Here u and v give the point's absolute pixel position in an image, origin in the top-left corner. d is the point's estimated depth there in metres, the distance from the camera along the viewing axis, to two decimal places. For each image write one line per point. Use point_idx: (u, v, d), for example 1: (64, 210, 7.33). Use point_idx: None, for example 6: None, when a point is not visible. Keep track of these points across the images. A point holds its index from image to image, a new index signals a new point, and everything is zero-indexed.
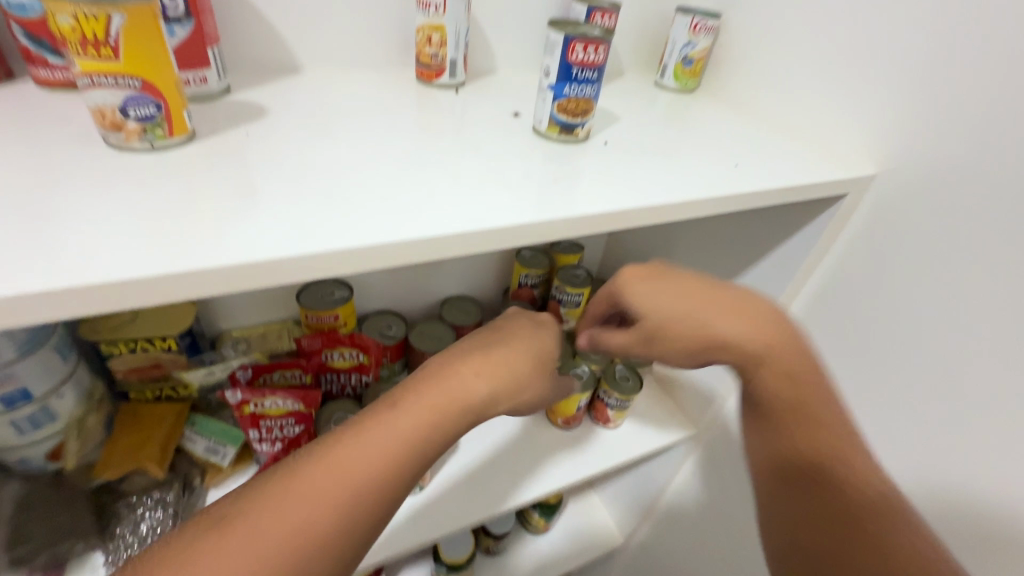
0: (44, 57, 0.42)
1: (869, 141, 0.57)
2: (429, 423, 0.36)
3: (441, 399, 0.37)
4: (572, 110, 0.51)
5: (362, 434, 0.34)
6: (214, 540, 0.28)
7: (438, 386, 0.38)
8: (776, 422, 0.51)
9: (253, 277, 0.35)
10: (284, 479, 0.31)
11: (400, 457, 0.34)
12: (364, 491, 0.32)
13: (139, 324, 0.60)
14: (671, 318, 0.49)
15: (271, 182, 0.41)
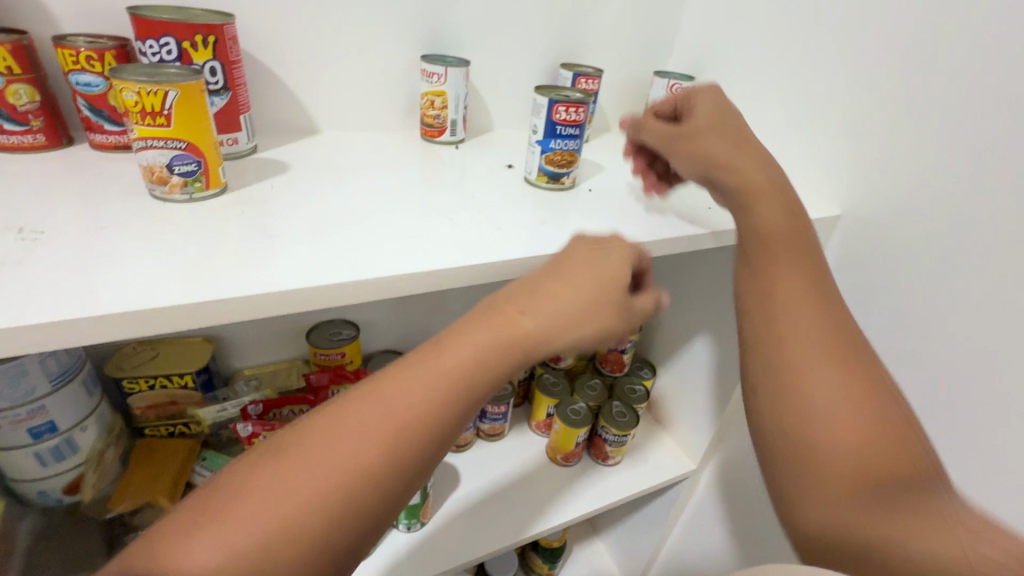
0: (102, 125, 0.49)
1: (832, 185, 0.63)
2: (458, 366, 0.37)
3: (491, 335, 0.37)
4: (559, 161, 0.57)
5: (406, 373, 0.36)
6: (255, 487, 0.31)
7: (488, 324, 0.38)
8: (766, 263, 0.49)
9: (273, 307, 0.40)
10: (330, 420, 0.34)
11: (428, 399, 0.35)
12: (387, 440, 0.33)
13: (160, 361, 0.64)
14: (714, 120, 0.54)
15: (291, 226, 0.46)
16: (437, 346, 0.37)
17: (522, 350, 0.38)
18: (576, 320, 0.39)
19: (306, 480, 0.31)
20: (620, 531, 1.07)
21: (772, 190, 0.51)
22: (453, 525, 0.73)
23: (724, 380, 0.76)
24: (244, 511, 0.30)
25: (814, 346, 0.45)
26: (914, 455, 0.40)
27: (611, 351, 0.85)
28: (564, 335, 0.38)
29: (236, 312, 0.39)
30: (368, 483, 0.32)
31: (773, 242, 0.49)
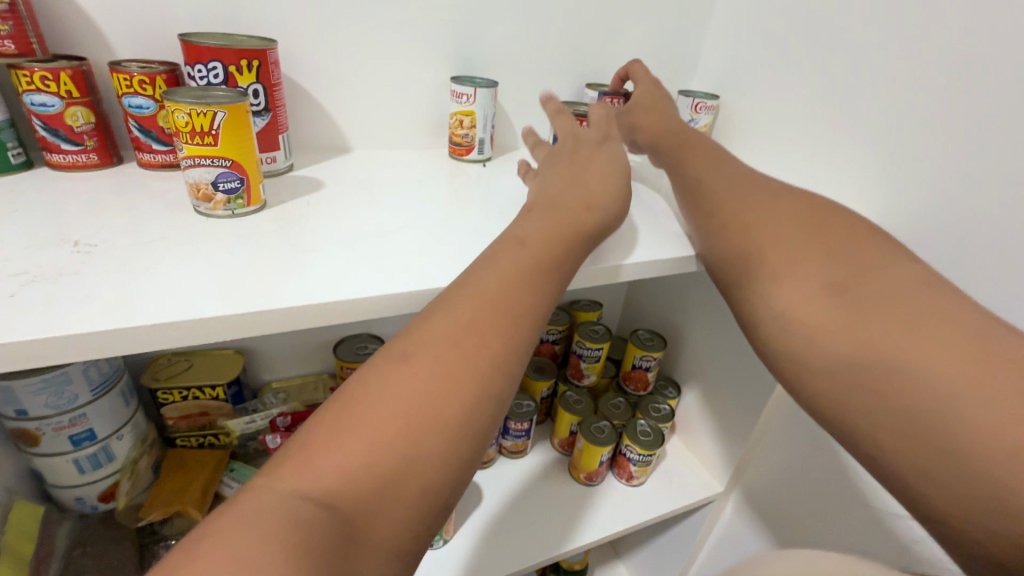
0: (150, 145, 0.52)
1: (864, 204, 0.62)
2: (506, 282, 0.37)
3: (545, 231, 0.42)
4: None
5: (477, 275, 0.37)
6: (336, 429, 0.29)
7: (535, 227, 0.42)
8: (713, 201, 0.52)
9: (310, 316, 0.41)
10: (392, 355, 0.32)
11: (486, 318, 0.34)
12: (467, 362, 0.32)
13: (193, 373, 0.66)
14: (648, 93, 0.63)
15: (326, 240, 0.48)
16: (502, 248, 0.40)
17: (579, 232, 0.44)
18: (607, 192, 0.48)
19: (407, 384, 0.31)
20: (643, 555, 1.04)
21: (686, 137, 0.58)
22: (475, 545, 0.72)
23: (752, 400, 0.74)
24: (350, 424, 0.29)
25: (776, 260, 0.46)
26: (949, 318, 0.38)
27: (634, 368, 0.84)
28: (594, 209, 0.46)
29: (275, 322, 0.40)
30: (471, 376, 0.32)
31: (709, 179, 0.54)
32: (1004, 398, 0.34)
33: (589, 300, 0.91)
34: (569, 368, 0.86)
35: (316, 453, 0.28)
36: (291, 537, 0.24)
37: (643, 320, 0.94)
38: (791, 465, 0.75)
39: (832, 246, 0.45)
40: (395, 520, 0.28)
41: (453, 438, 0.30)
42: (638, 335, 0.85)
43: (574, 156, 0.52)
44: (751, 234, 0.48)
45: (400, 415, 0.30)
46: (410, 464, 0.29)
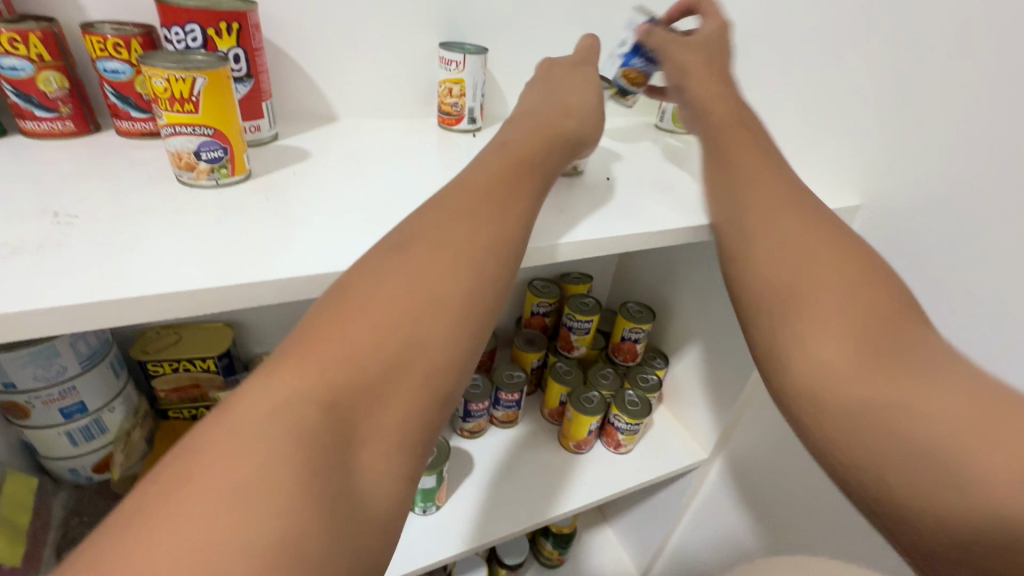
0: (129, 113, 0.50)
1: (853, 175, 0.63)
2: (477, 231, 0.37)
3: (508, 168, 0.43)
4: (632, 80, 0.62)
5: (456, 223, 0.37)
6: (308, 357, 0.28)
7: (497, 165, 0.43)
8: (738, 186, 0.51)
9: (298, 288, 0.40)
10: (367, 286, 0.33)
11: (461, 260, 0.35)
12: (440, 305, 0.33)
13: (183, 346, 0.65)
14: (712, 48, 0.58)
15: (313, 212, 0.47)
16: (468, 188, 0.41)
17: (550, 138, 0.48)
18: (582, 108, 0.52)
19: (380, 328, 0.31)
20: (630, 519, 1.08)
21: (731, 126, 0.54)
22: (466, 511, 0.74)
23: (738, 370, 0.76)
24: (338, 333, 0.30)
25: (780, 242, 0.47)
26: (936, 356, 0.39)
27: (624, 340, 0.85)
28: (569, 116, 0.51)
29: (265, 295, 0.40)
30: (453, 291, 0.34)
31: (742, 177, 0.51)
32: (989, 424, 0.34)
33: (579, 273, 0.91)
34: (559, 340, 0.87)
35: (286, 375, 0.27)
36: (295, 432, 0.25)
37: (632, 292, 0.95)
38: (775, 433, 0.78)
39: (850, 256, 0.45)
40: (393, 418, 0.29)
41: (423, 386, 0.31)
42: (628, 307, 0.86)
43: (534, 111, 0.51)
44: (771, 222, 0.48)
45: (371, 353, 0.30)
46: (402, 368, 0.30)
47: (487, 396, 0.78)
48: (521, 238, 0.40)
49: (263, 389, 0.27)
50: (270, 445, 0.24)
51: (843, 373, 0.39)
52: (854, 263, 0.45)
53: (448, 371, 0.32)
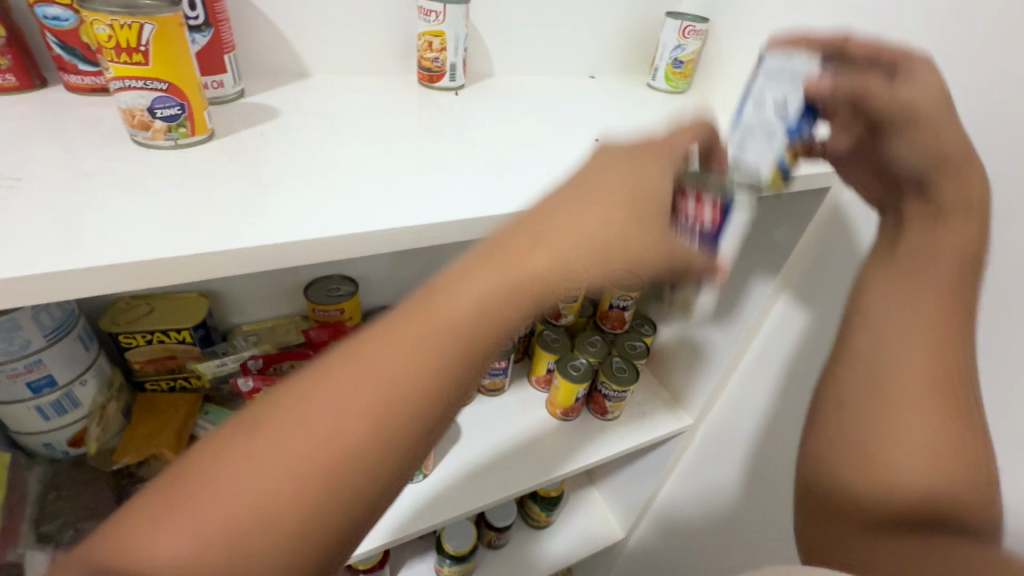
0: (75, 66, 0.46)
1: None
2: (422, 372, 0.31)
3: (494, 289, 0.33)
4: (792, 154, 0.46)
5: (396, 364, 0.31)
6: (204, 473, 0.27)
7: (484, 284, 0.32)
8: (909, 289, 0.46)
9: (267, 256, 0.38)
10: (284, 401, 0.30)
11: (389, 403, 0.30)
12: (354, 442, 0.29)
13: (156, 316, 0.63)
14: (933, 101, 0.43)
15: (284, 174, 0.44)
16: (423, 315, 0.32)
17: (585, 270, 0.33)
18: (652, 240, 0.35)
19: (280, 467, 0.28)
20: (617, 480, 1.10)
21: (964, 212, 0.45)
22: (455, 480, 0.75)
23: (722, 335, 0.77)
24: (227, 473, 0.27)
25: (898, 344, 0.45)
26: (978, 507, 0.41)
27: (612, 308, 0.85)
28: (640, 256, 0.35)
29: (232, 265, 0.37)
30: (355, 432, 0.29)
31: (915, 287, 0.46)
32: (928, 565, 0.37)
33: None
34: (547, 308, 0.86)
35: (188, 495, 0.27)
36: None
37: None
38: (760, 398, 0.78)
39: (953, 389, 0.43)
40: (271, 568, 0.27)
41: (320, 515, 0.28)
42: None
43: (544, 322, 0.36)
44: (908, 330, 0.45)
45: (266, 484, 0.27)
46: (279, 522, 0.27)
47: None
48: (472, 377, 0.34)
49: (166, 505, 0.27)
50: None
51: (917, 489, 0.41)
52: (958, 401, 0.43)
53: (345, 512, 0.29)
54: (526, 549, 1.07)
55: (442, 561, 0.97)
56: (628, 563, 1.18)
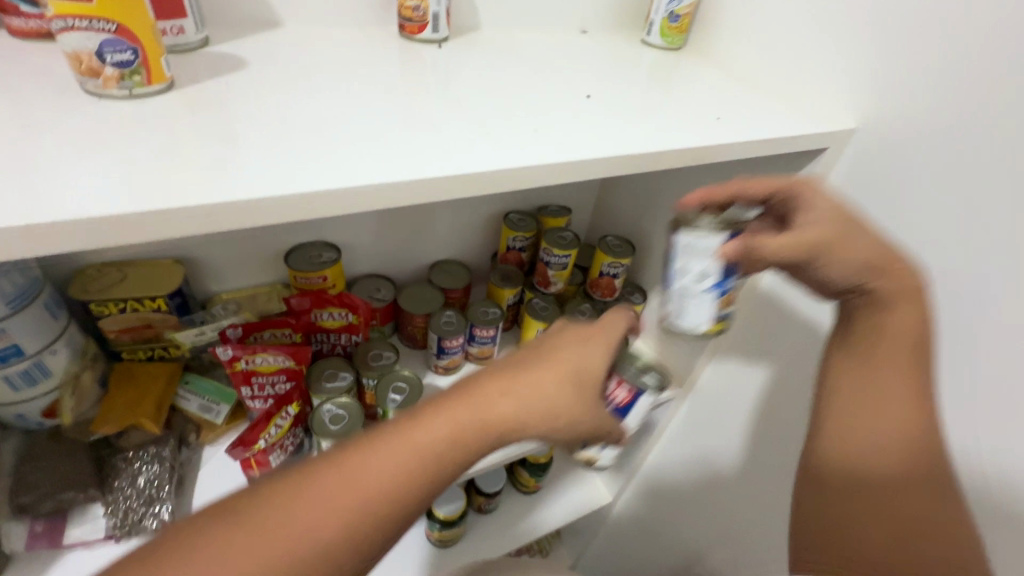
0: (17, 7, 0.42)
1: (848, 97, 0.58)
2: (412, 477, 0.35)
3: (440, 451, 0.36)
4: (726, 302, 0.51)
5: (394, 466, 0.34)
6: (189, 559, 0.29)
7: (432, 441, 0.36)
8: (864, 354, 0.50)
9: (233, 215, 0.36)
10: (294, 486, 0.33)
11: (388, 498, 0.34)
12: (345, 533, 0.32)
13: (129, 284, 0.60)
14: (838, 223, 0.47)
15: (252, 129, 0.41)
16: (413, 434, 0.36)
17: (546, 410, 0.40)
18: (591, 373, 0.43)
19: (274, 554, 0.30)
20: (604, 446, 1.12)
21: (909, 302, 0.48)
22: None
23: None
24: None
25: (862, 416, 0.49)
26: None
27: (601, 276, 0.83)
28: (574, 372, 0.42)
29: (193, 225, 0.35)
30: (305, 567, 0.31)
31: (879, 358, 0.49)
32: None
33: (558, 206, 0.87)
34: (536, 276, 0.84)
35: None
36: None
37: (613, 226, 0.91)
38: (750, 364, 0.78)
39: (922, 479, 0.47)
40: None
41: None
42: (607, 241, 0.83)
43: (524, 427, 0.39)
44: (868, 395, 0.50)
45: (256, 567, 0.30)
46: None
47: (461, 333, 0.76)
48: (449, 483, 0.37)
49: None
50: None
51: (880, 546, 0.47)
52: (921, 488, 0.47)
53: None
54: (514, 514, 1.09)
55: (431, 525, 0.98)
56: (615, 527, 1.20)
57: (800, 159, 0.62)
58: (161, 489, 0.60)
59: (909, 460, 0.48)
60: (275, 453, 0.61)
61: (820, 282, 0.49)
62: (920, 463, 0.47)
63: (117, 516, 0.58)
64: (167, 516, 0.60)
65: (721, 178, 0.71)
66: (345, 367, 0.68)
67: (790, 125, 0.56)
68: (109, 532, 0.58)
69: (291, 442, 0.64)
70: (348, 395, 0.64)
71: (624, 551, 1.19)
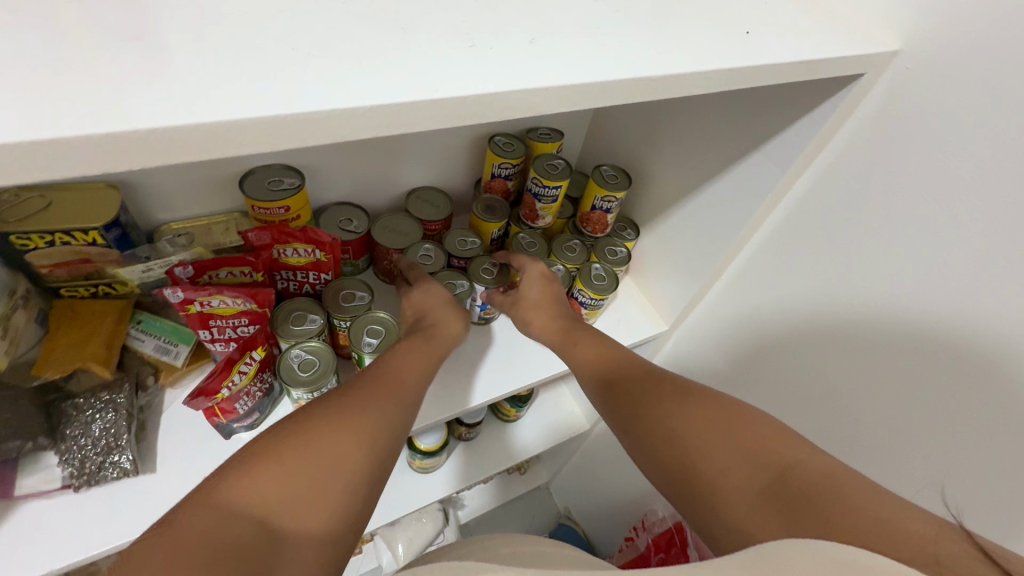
0: None
1: (897, 11, 0.49)
2: (415, 374, 0.54)
3: (419, 365, 0.56)
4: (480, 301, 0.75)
5: (398, 368, 0.53)
6: (309, 427, 0.43)
7: (412, 360, 0.56)
8: (565, 349, 0.64)
9: (151, 149, 0.28)
10: (351, 389, 0.49)
11: (408, 386, 0.52)
12: (396, 401, 0.49)
13: (55, 212, 0.51)
14: (539, 285, 0.70)
15: (170, 29, 0.32)
16: (409, 350, 0.57)
17: (453, 338, 0.64)
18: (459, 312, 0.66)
19: (360, 418, 0.45)
20: None
21: (576, 329, 0.65)
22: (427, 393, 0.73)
23: (714, 242, 0.71)
24: (280, 469, 0.39)
25: (609, 367, 0.58)
26: (746, 428, 0.46)
27: (593, 210, 0.77)
28: (456, 308, 0.66)
29: (104, 159, 0.28)
30: (369, 435, 0.44)
31: (579, 341, 0.63)
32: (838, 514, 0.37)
33: (548, 128, 0.78)
34: (523, 208, 0.78)
35: (309, 434, 0.42)
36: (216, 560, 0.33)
37: (608, 153, 0.83)
38: (738, 307, 0.75)
39: (660, 384, 0.53)
40: (318, 525, 0.39)
41: (384, 444, 0.45)
42: (601, 171, 0.76)
43: (435, 342, 0.61)
44: (595, 359, 0.60)
45: (359, 423, 0.45)
46: (326, 500, 0.40)
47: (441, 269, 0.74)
48: (429, 377, 0.56)
49: (290, 444, 0.41)
50: (290, 488, 0.39)
51: (717, 456, 0.45)
52: (650, 395, 0.52)
53: (366, 494, 0.43)
54: (494, 442, 1.12)
55: (412, 455, 0.99)
56: (589, 452, 1.25)
57: (828, 86, 0.54)
58: (119, 437, 0.56)
59: (637, 383, 0.54)
60: (241, 399, 0.58)
61: (526, 330, 0.70)
62: (634, 384, 0.54)
63: (74, 464, 0.55)
64: (129, 464, 0.57)
65: (735, 104, 0.63)
66: (313, 310, 0.62)
67: (825, 44, 0.48)
68: (67, 481, 0.55)
69: (258, 388, 0.59)
70: (317, 339, 0.60)
71: (598, 475, 1.24)
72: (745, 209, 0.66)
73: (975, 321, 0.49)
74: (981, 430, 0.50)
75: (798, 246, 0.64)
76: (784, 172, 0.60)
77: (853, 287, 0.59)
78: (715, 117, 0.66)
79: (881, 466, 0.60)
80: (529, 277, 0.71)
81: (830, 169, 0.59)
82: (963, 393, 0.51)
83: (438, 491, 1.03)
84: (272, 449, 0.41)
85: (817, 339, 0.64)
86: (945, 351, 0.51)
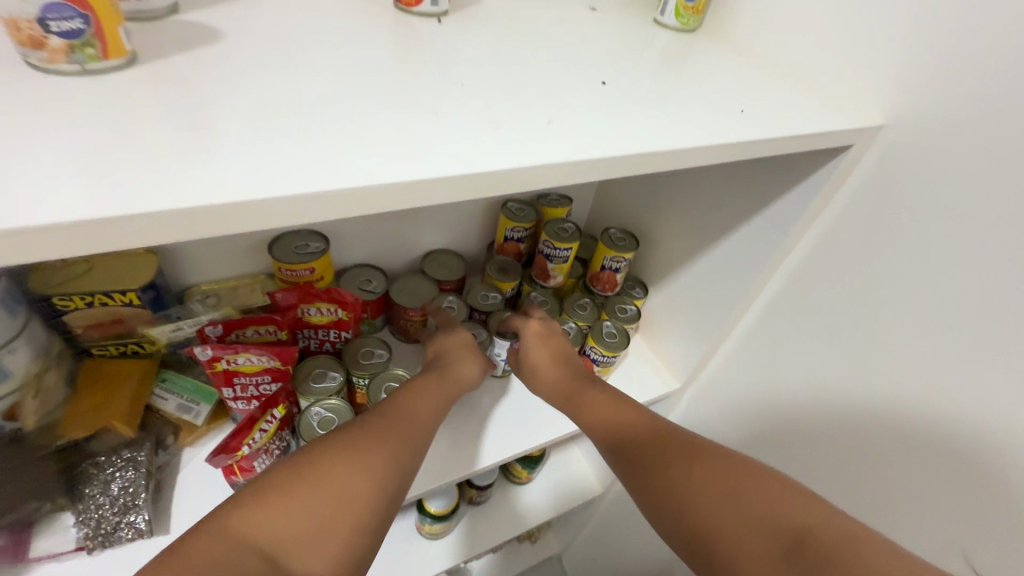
0: None
1: (877, 91, 0.55)
2: (425, 411, 0.55)
3: (432, 405, 0.57)
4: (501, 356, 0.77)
5: (408, 403, 0.54)
6: (321, 458, 0.44)
7: (425, 400, 0.56)
8: (570, 407, 0.64)
9: (211, 221, 0.32)
10: (360, 423, 0.49)
11: (418, 421, 0.53)
12: (406, 434, 0.50)
13: (94, 274, 0.54)
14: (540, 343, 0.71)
15: (231, 118, 0.37)
16: (417, 386, 0.58)
17: (462, 382, 0.65)
18: (472, 360, 0.68)
19: (372, 449, 0.46)
20: None
21: (580, 386, 0.66)
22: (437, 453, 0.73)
23: (722, 300, 0.74)
24: (294, 500, 0.40)
25: (613, 423, 0.59)
26: (747, 490, 0.45)
27: (603, 270, 0.80)
28: (474, 352, 0.68)
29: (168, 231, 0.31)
30: (380, 463, 0.45)
31: (581, 401, 0.64)
32: None
33: (558, 193, 0.83)
34: (535, 269, 0.81)
35: (321, 466, 0.43)
36: None
37: (615, 217, 0.88)
38: (749, 364, 0.75)
39: (659, 445, 0.53)
40: (333, 552, 0.40)
41: (398, 475, 0.46)
42: (610, 234, 0.79)
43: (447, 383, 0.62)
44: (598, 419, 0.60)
45: (369, 454, 0.45)
46: (343, 528, 0.41)
47: (463, 318, 0.76)
48: (438, 415, 0.57)
49: (303, 475, 0.42)
50: (303, 519, 0.40)
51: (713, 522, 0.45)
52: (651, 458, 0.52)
53: (378, 525, 0.43)
54: (504, 506, 1.08)
55: (421, 519, 0.96)
56: (603, 519, 1.20)
57: (820, 156, 0.58)
58: (137, 496, 0.57)
59: (640, 444, 0.54)
60: (260, 457, 0.57)
61: (534, 387, 0.71)
62: (637, 445, 0.54)
63: (90, 524, 0.55)
64: (143, 525, 0.56)
65: (734, 172, 0.68)
66: (333, 368, 0.64)
67: (813, 120, 0.53)
68: (81, 542, 0.55)
69: (276, 446, 0.59)
70: (337, 397, 0.61)
71: (612, 544, 1.19)
72: (750, 269, 0.69)
73: (984, 374, 0.49)
74: (1002, 488, 0.49)
75: (804, 303, 0.66)
76: (785, 234, 0.64)
77: (860, 343, 0.60)
78: (716, 184, 0.70)
79: (906, 529, 0.58)
80: (525, 338, 0.72)
81: (828, 231, 0.62)
82: (978, 446, 0.50)
83: (447, 560, 0.99)
84: (289, 478, 0.42)
85: (829, 396, 0.64)
86: (957, 406, 0.52)
